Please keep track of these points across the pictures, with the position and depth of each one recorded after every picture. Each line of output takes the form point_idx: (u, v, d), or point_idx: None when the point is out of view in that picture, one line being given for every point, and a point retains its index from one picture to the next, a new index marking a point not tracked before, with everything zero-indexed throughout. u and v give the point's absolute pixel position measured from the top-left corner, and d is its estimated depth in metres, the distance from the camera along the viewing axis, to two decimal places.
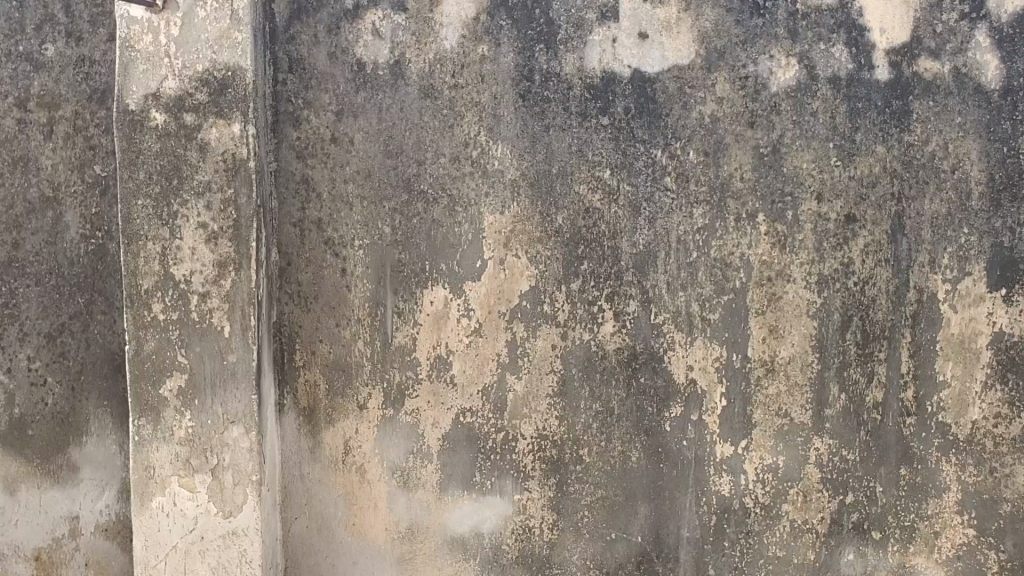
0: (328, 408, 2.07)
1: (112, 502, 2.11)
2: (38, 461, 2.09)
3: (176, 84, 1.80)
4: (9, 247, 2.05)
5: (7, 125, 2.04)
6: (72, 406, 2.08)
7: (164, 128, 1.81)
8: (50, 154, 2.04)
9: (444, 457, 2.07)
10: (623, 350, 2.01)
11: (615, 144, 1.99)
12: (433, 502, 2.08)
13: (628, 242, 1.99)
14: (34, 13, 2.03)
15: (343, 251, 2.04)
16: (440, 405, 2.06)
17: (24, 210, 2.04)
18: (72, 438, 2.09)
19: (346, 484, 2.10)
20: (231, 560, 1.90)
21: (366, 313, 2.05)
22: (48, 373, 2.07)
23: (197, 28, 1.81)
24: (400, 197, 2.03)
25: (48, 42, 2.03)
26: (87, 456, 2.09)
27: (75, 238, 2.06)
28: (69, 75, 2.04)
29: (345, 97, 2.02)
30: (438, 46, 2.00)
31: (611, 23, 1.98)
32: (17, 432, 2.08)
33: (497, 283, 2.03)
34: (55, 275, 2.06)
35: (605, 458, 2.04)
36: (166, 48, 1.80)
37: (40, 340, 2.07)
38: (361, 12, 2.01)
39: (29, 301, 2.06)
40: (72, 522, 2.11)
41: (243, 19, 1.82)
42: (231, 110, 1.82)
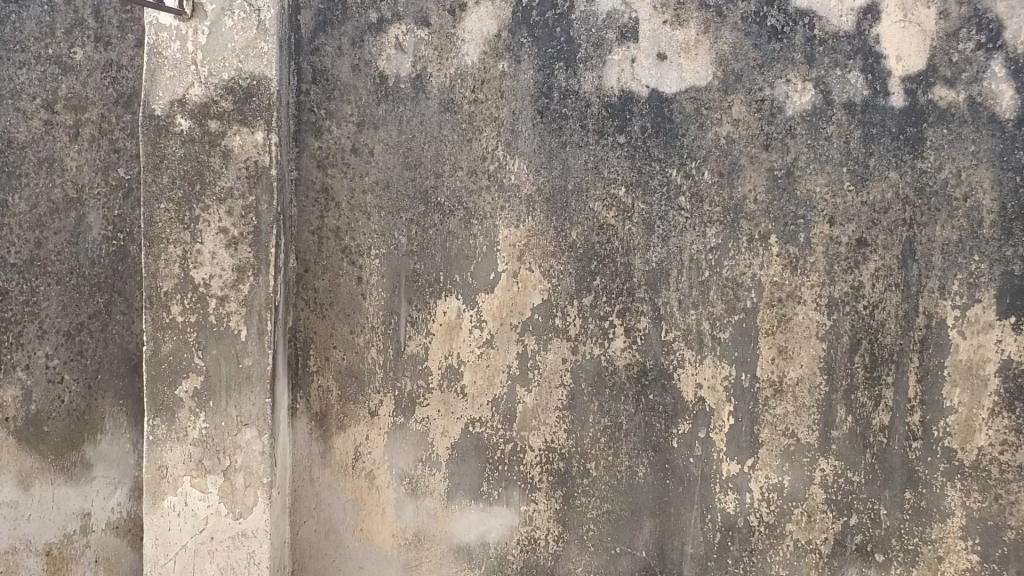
0: (340, 413, 2.10)
1: (124, 500, 2.14)
2: (53, 458, 2.12)
3: (202, 91, 1.84)
4: (31, 246, 2.08)
5: (35, 126, 2.07)
6: (88, 404, 2.11)
7: (188, 135, 1.84)
8: (75, 156, 2.08)
9: (452, 466, 2.09)
10: (633, 365, 2.03)
11: (631, 162, 2.01)
12: (440, 510, 2.10)
13: (641, 259, 2.02)
14: (64, 17, 2.07)
15: (359, 259, 2.07)
16: (450, 414, 2.08)
17: (47, 210, 2.08)
18: (86, 436, 2.12)
19: (355, 490, 2.12)
20: (240, 561, 1.92)
21: (380, 321, 2.08)
22: (65, 371, 2.11)
23: (223, 37, 1.84)
24: (417, 207, 2.06)
25: (77, 46, 2.07)
26: (100, 454, 2.13)
27: (97, 240, 2.10)
28: (96, 79, 2.08)
29: (366, 109, 2.06)
30: (459, 61, 2.04)
31: (631, 43, 2.00)
32: (33, 429, 2.11)
33: (510, 295, 2.05)
34: (75, 275, 2.09)
35: (612, 472, 2.05)
36: (193, 55, 1.83)
37: (59, 338, 2.10)
38: (385, 25, 2.04)
39: (50, 300, 2.09)
40: (84, 519, 2.13)
41: (269, 29, 1.86)
42: (255, 118, 1.86)
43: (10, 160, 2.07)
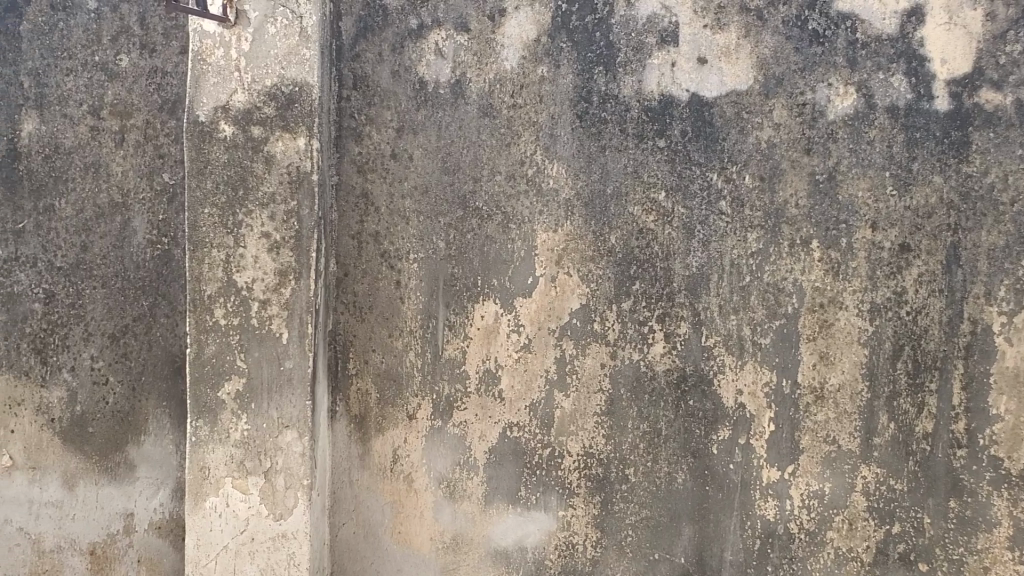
0: (378, 416, 2.12)
1: (167, 500, 2.16)
2: (97, 458, 2.15)
3: (245, 98, 1.86)
4: (77, 250, 2.12)
5: (82, 132, 2.11)
6: (132, 405, 2.14)
7: (232, 140, 1.86)
8: (121, 161, 2.11)
9: (490, 470, 2.09)
10: (673, 371, 2.02)
11: (671, 167, 2.01)
12: (478, 514, 2.11)
13: (681, 264, 2.01)
14: (110, 24, 2.11)
15: (398, 264, 2.09)
16: (488, 418, 2.08)
17: (93, 214, 2.11)
18: (130, 437, 2.15)
19: (393, 492, 2.13)
20: (280, 562, 1.94)
21: (418, 325, 2.09)
22: (110, 373, 2.14)
23: (267, 44, 1.86)
24: (455, 212, 2.06)
25: (122, 53, 2.11)
26: (143, 455, 2.16)
27: (142, 244, 2.13)
28: (141, 86, 2.11)
29: (406, 114, 2.07)
30: (498, 66, 2.04)
31: (671, 47, 2.00)
32: (77, 429, 2.14)
33: (548, 300, 2.05)
34: (120, 278, 2.13)
35: (651, 478, 2.05)
36: (237, 62, 1.86)
37: (103, 340, 2.14)
38: (425, 31, 2.06)
39: (95, 302, 2.13)
40: (127, 519, 2.16)
41: (311, 36, 1.88)
42: (297, 125, 1.88)
43: (58, 166, 2.11)
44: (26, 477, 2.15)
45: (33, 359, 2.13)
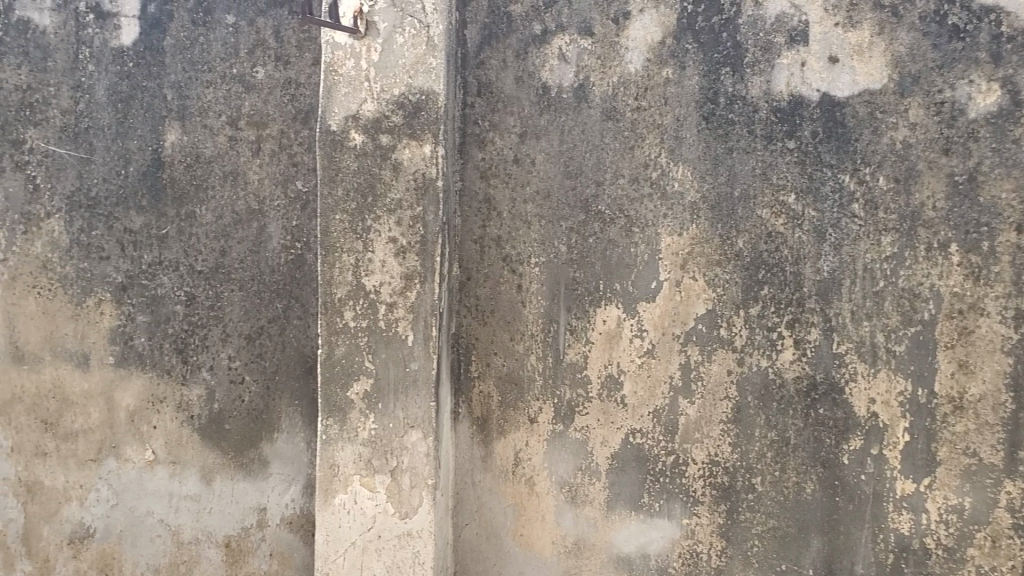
0: (500, 419, 2.14)
1: (298, 496, 2.24)
2: (233, 454, 2.24)
3: (374, 106, 1.91)
4: (216, 254, 2.21)
5: (220, 141, 2.20)
6: (266, 403, 2.23)
7: (361, 149, 1.91)
8: (256, 169, 2.20)
9: (612, 476, 2.08)
10: (802, 379, 1.98)
11: (801, 168, 1.96)
12: (600, 519, 2.10)
13: (812, 268, 1.96)
14: (247, 38, 2.20)
15: (520, 268, 2.10)
16: (610, 423, 2.08)
17: (231, 220, 2.21)
18: (264, 434, 2.23)
19: (515, 495, 2.15)
20: (405, 561, 1.98)
21: (539, 329, 2.10)
22: (246, 372, 2.22)
23: (395, 54, 1.90)
24: (577, 216, 2.06)
25: (258, 65, 2.20)
26: (277, 452, 2.24)
27: (277, 249, 2.21)
28: (276, 96, 2.19)
29: (530, 120, 2.09)
30: (622, 69, 2.04)
31: (801, 46, 1.96)
32: (215, 426, 2.24)
33: (672, 304, 2.03)
34: (256, 281, 2.21)
35: (779, 487, 2.00)
36: (367, 72, 1.91)
37: (240, 341, 2.22)
38: (549, 37, 2.07)
39: (233, 304, 2.22)
40: (260, 513, 2.25)
41: (438, 45, 1.91)
42: (423, 132, 1.91)
43: (198, 174, 2.21)
44: (167, 471, 2.25)
45: (174, 358, 2.23)
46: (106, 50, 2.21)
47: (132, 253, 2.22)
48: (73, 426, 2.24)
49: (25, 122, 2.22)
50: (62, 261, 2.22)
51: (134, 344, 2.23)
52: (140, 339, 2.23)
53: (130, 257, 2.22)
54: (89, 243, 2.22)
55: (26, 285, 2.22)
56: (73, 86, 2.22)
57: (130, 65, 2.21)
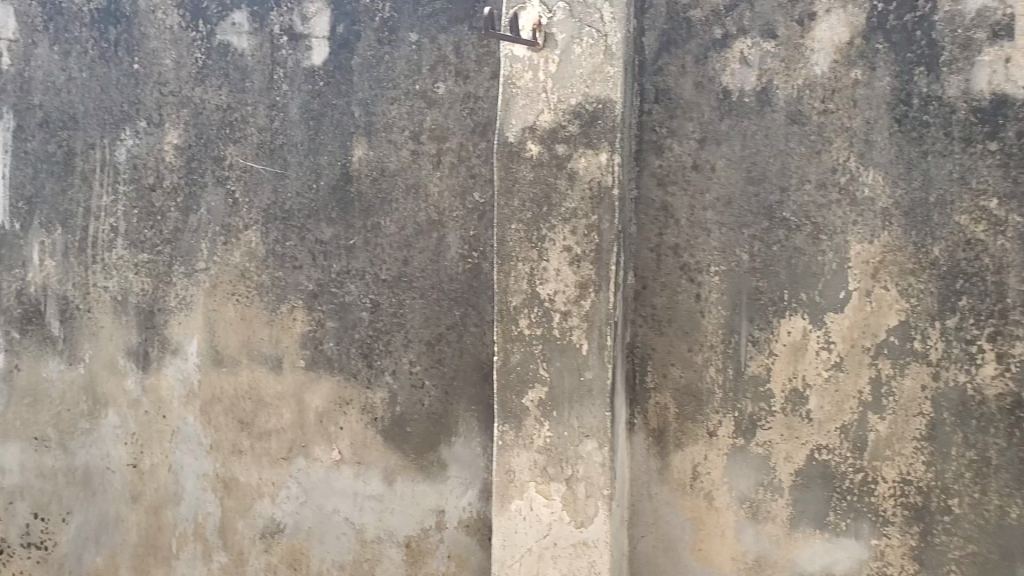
0: (678, 431, 2.09)
1: (475, 500, 2.27)
2: (414, 457, 2.30)
3: (551, 117, 1.91)
4: (399, 263, 2.28)
5: (403, 155, 2.27)
6: (445, 408, 2.27)
7: (538, 159, 1.92)
8: (437, 182, 2.26)
9: (796, 493, 2.02)
10: (1005, 395, 1.88)
11: (1004, 172, 1.86)
12: (783, 537, 2.04)
13: (1016, 278, 1.86)
14: (429, 55, 2.26)
15: (699, 276, 2.06)
16: (795, 438, 2.01)
17: (414, 231, 2.27)
18: (443, 437, 2.28)
19: (693, 509, 2.10)
20: (582, 569, 1.97)
21: (719, 340, 2.05)
22: (426, 377, 2.28)
23: (573, 64, 1.90)
24: (760, 223, 2.01)
25: (440, 80, 2.25)
26: (455, 455, 2.27)
27: (456, 257, 2.25)
28: (456, 110, 2.24)
29: (709, 125, 2.05)
30: (808, 72, 1.98)
31: (1005, 42, 1.85)
32: (397, 429, 2.31)
33: (862, 316, 1.96)
34: (437, 289, 2.27)
35: (978, 510, 1.90)
36: (544, 83, 1.91)
37: (421, 346, 2.28)
38: (730, 41, 2.03)
39: (414, 311, 2.28)
40: (439, 515, 2.30)
41: (616, 53, 1.89)
42: (600, 141, 1.90)
43: (383, 187, 2.29)
44: (352, 471, 2.34)
45: (360, 362, 2.32)
46: (298, 70, 2.33)
47: (323, 262, 2.33)
48: (267, 425, 2.38)
49: (226, 139, 2.38)
50: (259, 270, 2.36)
51: (323, 349, 2.34)
52: (329, 344, 2.33)
53: (321, 265, 2.33)
54: (283, 253, 2.35)
55: (227, 293, 2.38)
56: (269, 105, 2.35)
57: (320, 84, 2.32)
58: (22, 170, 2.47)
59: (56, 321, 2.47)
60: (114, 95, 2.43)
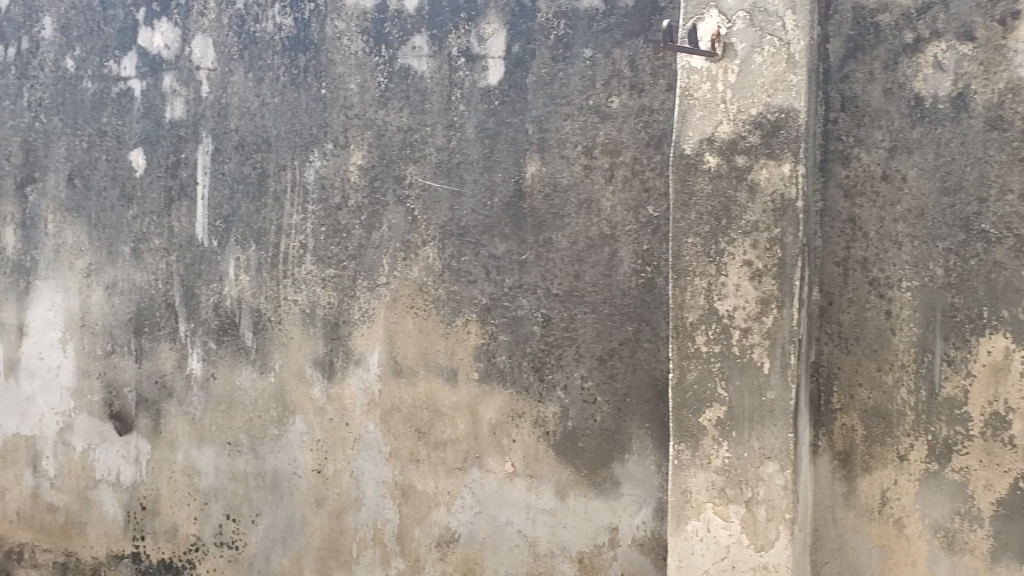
0: (866, 454, 2.00)
1: (649, 518, 2.23)
2: (586, 472, 2.29)
3: (730, 128, 1.80)
4: (571, 278, 2.28)
5: (576, 170, 2.27)
6: (618, 424, 2.25)
7: (716, 170, 1.81)
8: (610, 197, 2.25)
9: (999, 525, 1.89)
10: None
11: None
12: (982, 571, 1.92)
13: None
14: (603, 70, 2.26)
15: (888, 292, 1.97)
16: (995, 465, 1.89)
17: (586, 246, 2.27)
18: (616, 454, 2.26)
19: (882, 536, 2.00)
20: None
21: (910, 359, 1.95)
22: (598, 393, 2.27)
23: (753, 74, 1.79)
24: (956, 236, 1.91)
25: (614, 95, 2.25)
26: (628, 473, 2.25)
27: (628, 272, 2.23)
28: (630, 124, 2.23)
29: (899, 132, 1.96)
30: (1009, 74, 1.86)
31: None
32: (569, 443, 2.30)
33: None
34: (609, 304, 2.25)
35: None
36: (723, 94, 1.81)
37: (593, 361, 2.27)
38: (922, 45, 1.94)
39: (586, 326, 2.28)
40: (612, 533, 2.27)
41: (799, 61, 1.77)
42: (783, 151, 1.77)
43: (555, 204, 2.29)
44: (525, 484, 2.35)
45: (532, 376, 2.33)
46: (475, 89, 2.38)
47: (496, 277, 2.35)
48: (443, 435, 2.43)
49: (406, 160, 2.45)
50: (436, 284, 2.42)
51: (497, 361, 2.36)
52: (502, 357, 2.36)
53: (494, 280, 2.36)
54: (458, 267, 2.39)
55: (406, 306, 2.45)
56: (447, 125, 2.41)
57: (496, 103, 2.36)
58: (220, 191, 2.66)
59: (250, 332, 2.63)
60: (304, 119, 2.56)
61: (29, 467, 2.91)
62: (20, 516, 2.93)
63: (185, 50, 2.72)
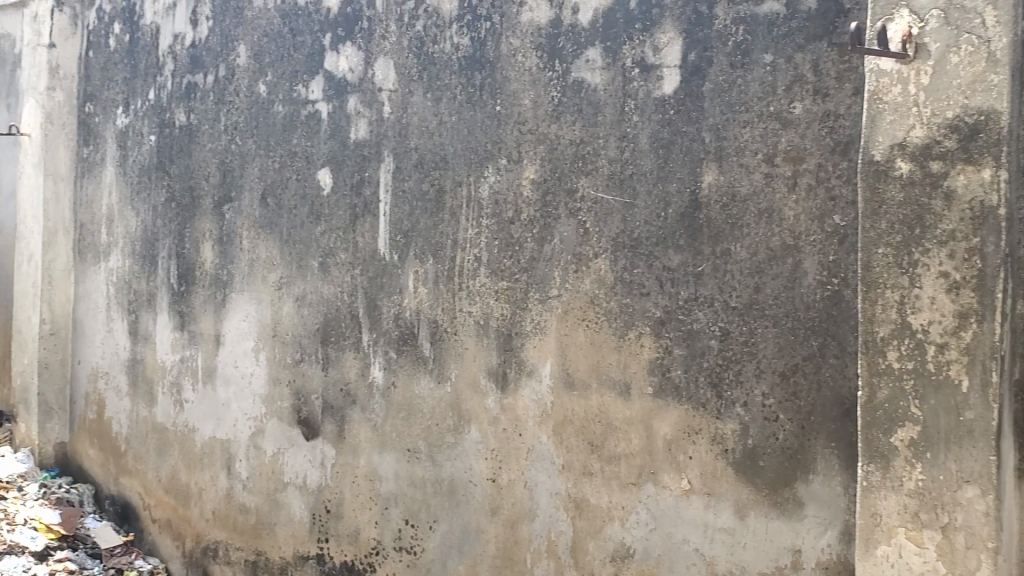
0: None
1: (834, 541, 2.04)
2: (766, 492, 2.13)
3: (924, 132, 1.70)
4: (750, 290, 2.15)
5: (756, 179, 2.14)
6: (801, 443, 2.08)
7: (908, 177, 1.72)
8: (792, 206, 2.09)
9: None
10: None
11: None
12: None
13: None
14: (785, 75, 2.11)
15: None
16: None
17: (766, 256, 2.13)
18: (799, 474, 2.09)
19: None
20: None
21: None
22: (780, 411, 2.11)
23: (948, 75, 1.67)
24: None
25: (796, 100, 2.09)
26: (813, 493, 2.07)
27: (813, 284, 2.07)
28: (814, 130, 2.06)
29: None
30: None
31: None
32: (749, 461, 2.16)
33: None
34: (791, 317, 2.10)
35: None
36: (916, 97, 1.71)
37: (774, 377, 2.12)
38: None
39: (767, 340, 2.13)
40: (794, 555, 2.10)
41: (1002, 59, 1.62)
42: (983, 155, 1.64)
43: (734, 213, 2.18)
44: (702, 501, 2.23)
45: (709, 392, 2.21)
46: (649, 100, 2.30)
47: (670, 289, 2.26)
48: (616, 449, 2.37)
49: (579, 173, 2.42)
50: (608, 297, 2.37)
51: (671, 376, 2.27)
52: (677, 372, 2.26)
53: (668, 292, 2.27)
54: (631, 279, 2.33)
55: (578, 318, 2.42)
56: (621, 136, 2.35)
57: (671, 112, 2.27)
58: (401, 207, 2.79)
59: (428, 343, 2.73)
60: (479, 136, 2.60)
61: (225, 470, 3.37)
62: (216, 515, 3.40)
63: (368, 72, 2.85)
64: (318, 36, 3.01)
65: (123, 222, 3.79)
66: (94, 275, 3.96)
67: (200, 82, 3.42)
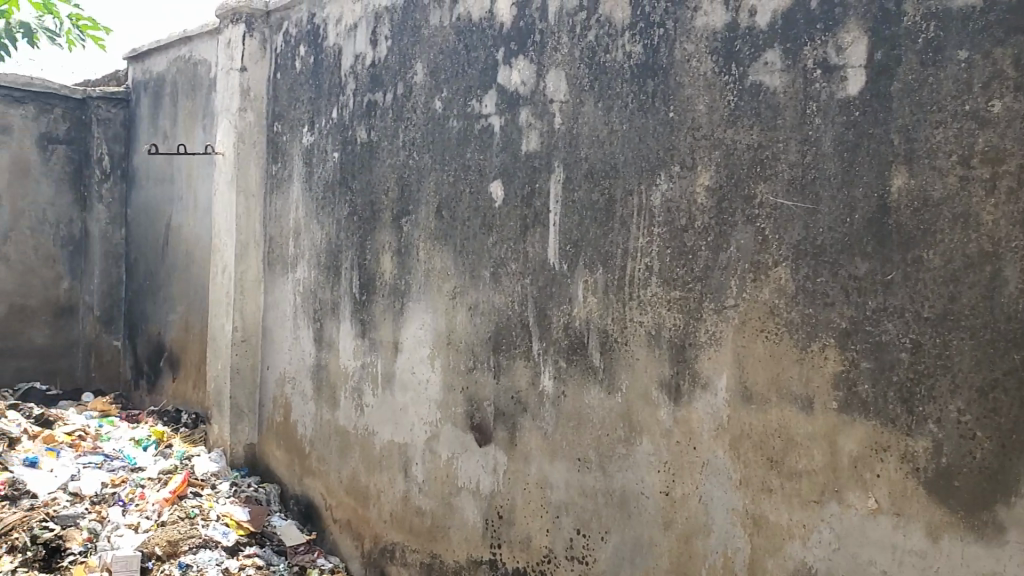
0: None
1: None
2: (962, 514, 2.00)
3: None
4: (944, 300, 2.03)
5: (950, 182, 2.03)
6: (1002, 463, 1.94)
7: None
8: (992, 210, 1.96)
9: None
10: None
11: None
12: None
13: None
14: (982, 71, 1.98)
15: None
16: None
17: (963, 264, 2.01)
18: (1000, 496, 1.95)
19: None
20: None
21: None
22: (978, 428, 1.98)
23: None
24: None
25: (995, 98, 1.96)
26: (1016, 517, 1.92)
27: (1015, 293, 1.93)
28: (1016, 129, 1.93)
29: None
30: None
31: None
32: (943, 481, 2.03)
33: None
34: (991, 329, 1.97)
35: None
36: None
37: (971, 393, 1.99)
38: None
39: (962, 354, 2.01)
40: None
41: None
42: None
43: (926, 218, 2.06)
44: (891, 522, 2.11)
45: (899, 408, 2.10)
46: (833, 102, 2.21)
47: (856, 299, 2.17)
48: (797, 465, 2.28)
49: (757, 178, 2.35)
50: (788, 307, 2.29)
51: (857, 391, 2.17)
52: (864, 386, 2.16)
53: (853, 302, 2.18)
54: (814, 289, 2.24)
55: (756, 329, 2.36)
56: (801, 140, 2.26)
57: (856, 114, 2.17)
58: (571, 217, 2.79)
59: (597, 352, 2.73)
60: (651, 143, 2.58)
61: (402, 472, 3.48)
62: (393, 517, 3.52)
63: (540, 84, 2.88)
64: (491, 51, 3.07)
65: (309, 234, 3.99)
66: (282, 285, 4.18)
67: (380, 100, 3.55)
